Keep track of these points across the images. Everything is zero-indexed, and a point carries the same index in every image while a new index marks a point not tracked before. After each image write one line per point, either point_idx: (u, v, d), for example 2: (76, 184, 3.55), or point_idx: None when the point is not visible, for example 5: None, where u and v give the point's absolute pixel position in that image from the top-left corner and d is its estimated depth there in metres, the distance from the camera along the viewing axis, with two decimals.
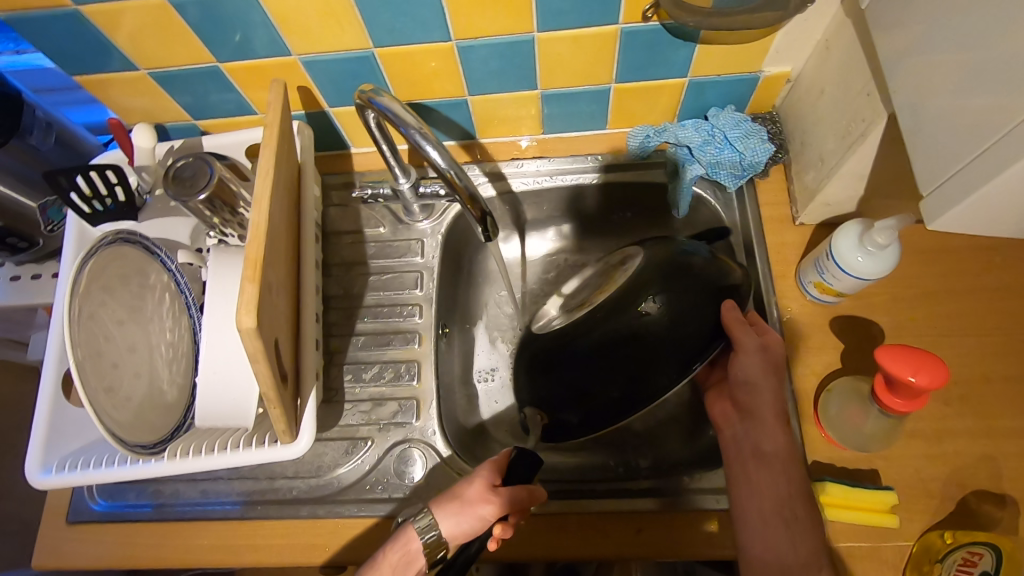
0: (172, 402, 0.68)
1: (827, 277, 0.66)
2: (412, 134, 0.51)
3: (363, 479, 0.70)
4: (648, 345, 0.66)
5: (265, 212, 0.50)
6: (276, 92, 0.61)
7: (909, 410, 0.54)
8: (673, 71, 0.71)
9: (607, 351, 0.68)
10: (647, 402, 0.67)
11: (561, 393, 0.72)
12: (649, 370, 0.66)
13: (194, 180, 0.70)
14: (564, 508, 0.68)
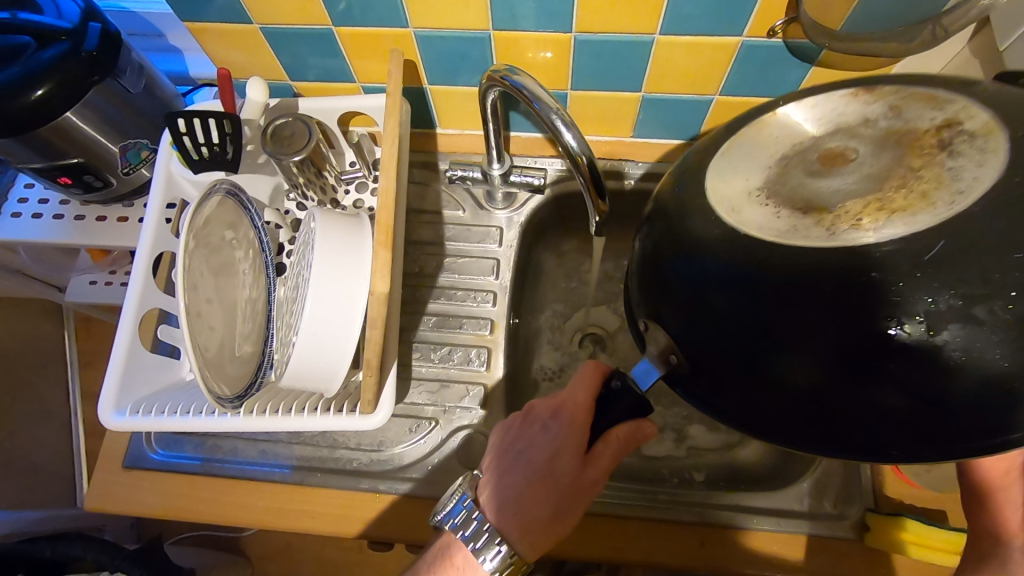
0: (247, 358, 0.68)
1: None
2: (548, 114, 0.52)
3: (425, 459, 0.70)
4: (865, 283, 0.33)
5: (394, 179, 0.50)
6: (395, 61, 0.61)
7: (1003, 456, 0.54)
8: (780, 90, 0.71)
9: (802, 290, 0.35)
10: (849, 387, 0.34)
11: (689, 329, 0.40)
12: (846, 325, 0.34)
13: (294, 140, 0.69)
14: (624, 511, 0.67)
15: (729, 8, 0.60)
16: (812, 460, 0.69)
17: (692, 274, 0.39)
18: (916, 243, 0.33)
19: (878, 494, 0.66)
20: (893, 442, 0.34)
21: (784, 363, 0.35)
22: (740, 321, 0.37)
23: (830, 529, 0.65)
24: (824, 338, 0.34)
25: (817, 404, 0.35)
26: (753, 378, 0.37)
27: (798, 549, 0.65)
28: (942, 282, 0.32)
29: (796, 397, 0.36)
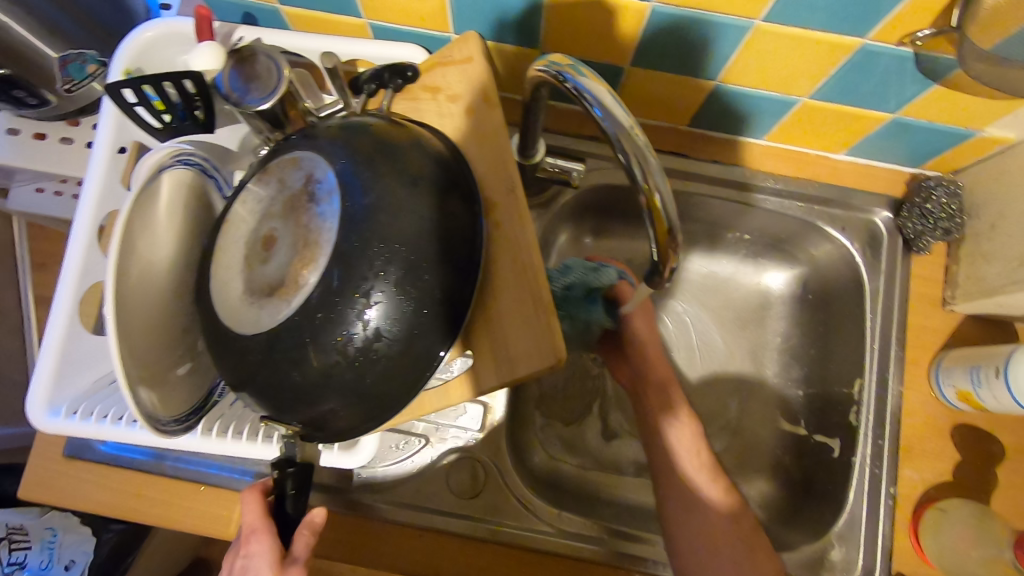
0: (194, 373, 0.52)
1: (981, 392, 0.58)
2: (619, 136, 0.38)
3: (411, 481, 0.63)
4: (396, 346, 0.43)
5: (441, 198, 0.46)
6: (487, 112, 0.52)
7: None
8: (885, 104, 0.58)
9: (378, 355, 0.43)
10: (361, 398, 0.44)
11: (318, 388, 0.43)
12: (408, 362, 0.44)
13: (266, 81, 0.54)
14: (614, 556, 0.62)
15: (861, 5, 0.46)
16: (830, 521, 0.65)
17: (314, 339, 0.42)
18: (346, 266, 0.42)
19: (895, 572, 0.61)
20: (381, 385, 0.44)
21: (385, 360, 0.43)
22: (322, 374, 0.43)
23: None
24: (402, 372, 0.44)
25: (392, 367, 0.43)
26: (349, 400, 0.44)
27: None
28: (414, 258, 0.43)
29: (366, 386, 0.43)
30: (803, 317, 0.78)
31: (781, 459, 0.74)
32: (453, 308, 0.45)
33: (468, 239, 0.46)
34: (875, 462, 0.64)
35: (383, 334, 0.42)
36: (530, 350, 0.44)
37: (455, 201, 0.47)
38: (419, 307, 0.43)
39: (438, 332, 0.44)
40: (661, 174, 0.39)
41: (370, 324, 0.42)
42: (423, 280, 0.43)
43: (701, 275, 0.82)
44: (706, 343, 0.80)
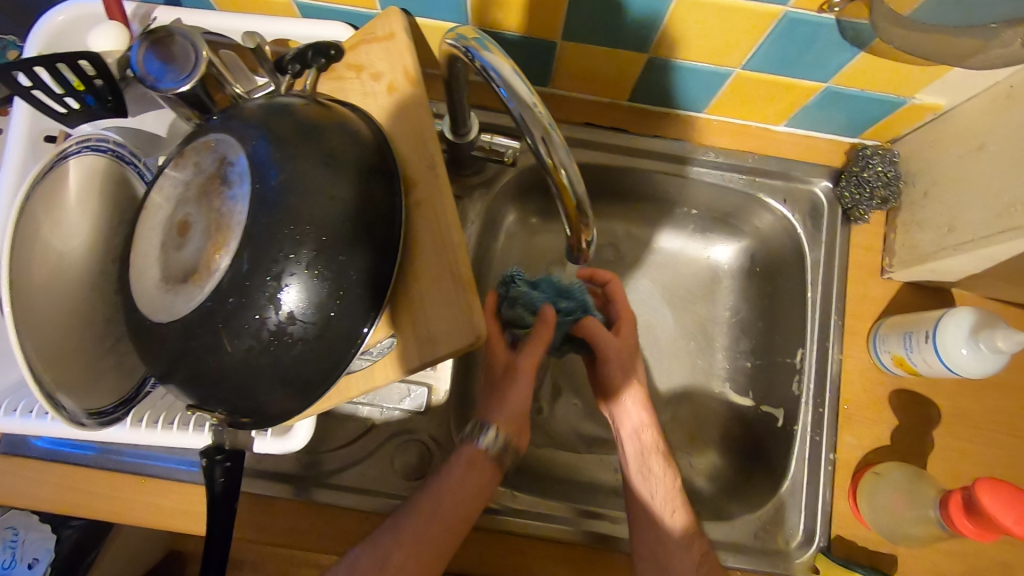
0: (119, 365, 0.51)
1: (914, 356, 0.59)
2: (523, 114, 0.38)
3: (356, 465, 0.63)
4: (313, 329, 0.43)
5: (359, 179, 0.45)
6: (408, 91, 0.51)
7: (977, 538, 0.50)
8: (815, 73, 0.58)
9: (294, 339, 0.42)
10: (282, 382, 0.44)
11: (237, 374, 0.43)
12: (327, 344, 0.44)
13: (183, 61, 0.53)
14: (554, 532, 0.62)
15: None
16: (773, 489, 0.66)
17: (227, 325, 0.41)
18: (256, 250, 0.41)
19: (835, 536, 0.63)
20: (302, 368, 0.44)
21: (302, 343, 0.43)
22: (239, 359, 0.42)
23: (782, 566, 0.62)
24: (322, 355, 0.44)
25: (311, 350, 0.43)
26: (270, 384, 0.44)
27: None
28: (327, 240, 0.42)
29: (284, 370, 0.43)
30: (750, 290, 0.79)
31: (730, 431, 0.75)
32: (372, 288, 0.45)
33: (387, 219, 0.46)
34: (816, 430, 0.66)
35: (297, 317, 0.42)
36: (450, 332, 0.44)
37: (374, 182, 0.46)
38: (335, 289, 0.43)
39: (357, 313, 0.44)
40: (567, 154, 0.38)
41: (284, 307, 0.41)
42: (338, 261, 0.43)
43: (651, 253, 0.82)
44: (646, 325, 0.80)
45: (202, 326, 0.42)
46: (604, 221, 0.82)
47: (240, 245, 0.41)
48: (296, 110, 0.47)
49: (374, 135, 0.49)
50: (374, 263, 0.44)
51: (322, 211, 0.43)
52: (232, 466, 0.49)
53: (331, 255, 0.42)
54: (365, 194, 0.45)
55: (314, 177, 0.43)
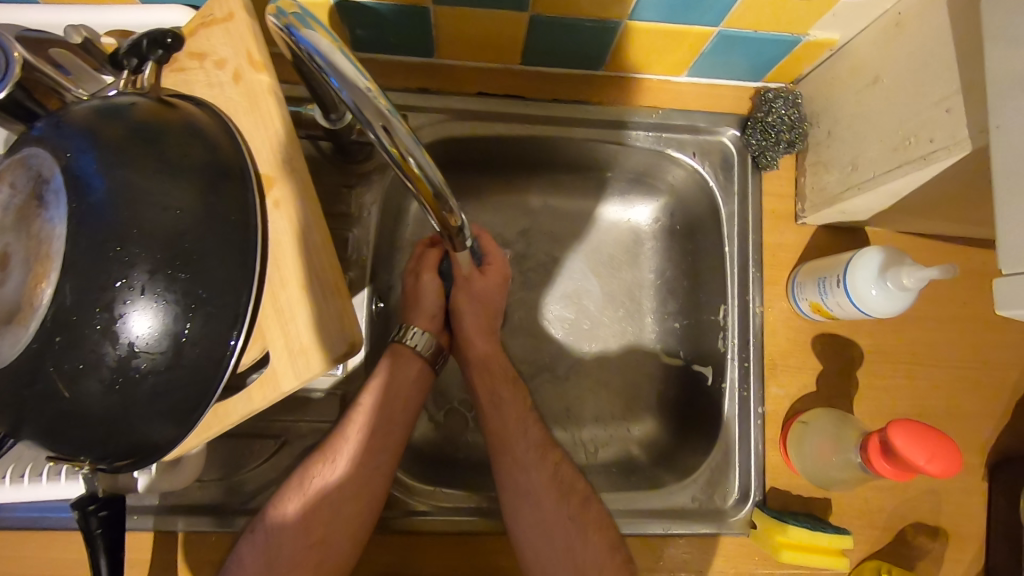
0: None
1: (829, 301, 0.58)
2: (359, 104, 0.33)
3: (272, 485, 0.59)
4: (164, 356, 0.38)
5: (202, 181, 0.40)
6: (253, 78, 0.47)
7: (895, 478, 0.50)
8: (704, 17, 0.55)
9: (144, 369, 0.37)
10: (143, 420, 0.39)
11: (86, 418, 0.37)
12: (187, 369, 0.39)
13: None
14: (490, 525, 0.60)
15: None
16: (708, 448, 0.65)
17: (61, 365, 0.36)
18: (81, 276, 0.36)
19: (769, 488, 0.63)
20: (163, 400, 0.39)
21: (155, 373, 0.38)
22: (84, 403, 0.37)
23: (721, 526, 0.61)
24: (184, 382, 0.39)
25: (167, 381, 0.38)
26: (133, 423, 0.38)
27: (689, 547, 0.61)
28: (166, 254, 0.37)
29: (140, 409, 0.38)
30: (672, 249, 0.77)
31: (665, 394, 0.74)
32: (232, 302, 0.40)
33: (241, 224, 0.41)
34: (744, 384, 0.65)
35: (142, 348, 0.37)
36: (320, 338, 0.41)
37: (221, 185, 0.41)
38: (185, 310, 0.38)
39: (217, 335, 0.39)
40: (417, 146, 0.35)
41: (123, 339, 0.36)
42: (181, 278, 0.38)
43: (571, 221, 0.79)
44: (578, 312, 0.78)
45: (32, 372, 0.36)
46: (518, 193, 0.79)
47: (61, 273, 0.36)
48: (120, 109, 0.41)
49: (218, 128, 0.44)
50: (230, 273, 0.40)
51: (156, 223, 0.37)
52: (109, 514, 0.44)
53: (172, 271, 0.37)
54: (209, 197, 0.40)
55: (143, 185, 0.38)
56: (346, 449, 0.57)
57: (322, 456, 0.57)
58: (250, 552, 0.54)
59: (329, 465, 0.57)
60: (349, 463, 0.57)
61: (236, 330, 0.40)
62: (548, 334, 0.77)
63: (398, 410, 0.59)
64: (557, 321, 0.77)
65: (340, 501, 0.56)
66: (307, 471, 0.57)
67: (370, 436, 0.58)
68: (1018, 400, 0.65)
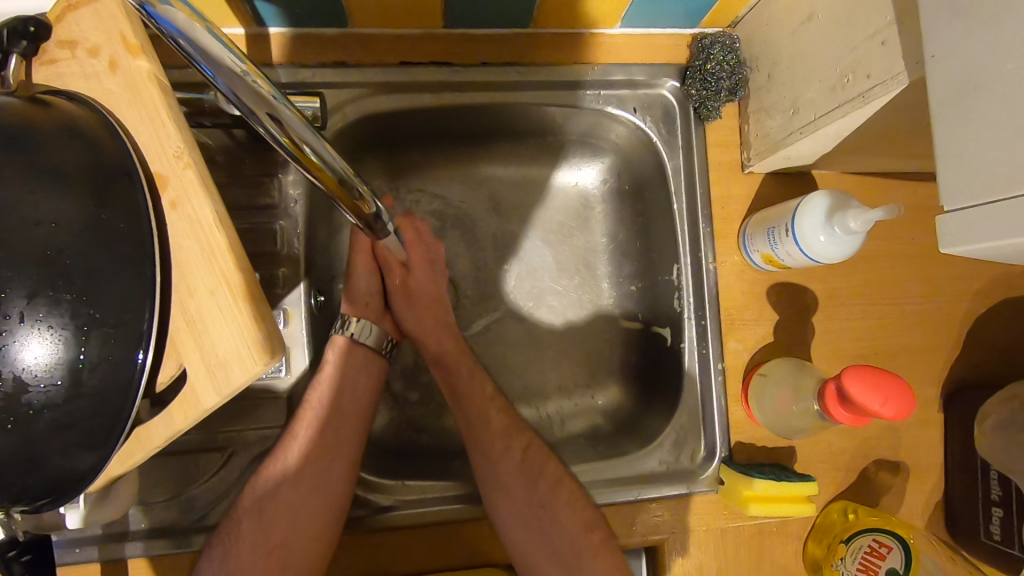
0: None
1: (779, 251, 0.57)
2: (234, 90, 0.30)
3: (224, 499, 0.56)
4: (62, 386, 0.34)
5: (79, 186, 0.35)
6: (131, 64, 0.42)
7: (852, 423, 0.49)
8: None
9: (40, 404, 0.33)
10: (50, 457, 0.35)
11: None
12: (92, 396, 0.35)
13: None
14: (456, 513, 0.59)
15: None
16: (671, 410, 0.65)
17: None
18: None
19: (734, 442, 0.63)
20: (71, 432, 0.35)
21: (54, 405, 0.34)
22: None
23: (690, 485, 0.61)
24: (93, 409, 0.35)
25: (69, 414, 0.34)
26: (37, 464, 0.34)
27: (659, 509, 0.61)
28: (45, 274, 0.33)
29: (42, 447, 0.34)
30: (622, 211, 0.74)
31: (626, 358, 0.73)
32: (134, 314, 0.36)
33: (132, 231, 0.36)
34: (702, 343, 0.64)
35: (31, 383, 0.33)
36: (238, 349, 0.37)
37: (102, 189, 0.36)
38: (77, 334, 0.34)
39: (121, 357, 0.35)
40: (310, 134, 0.33)
41: (5, 375, 0.32)
42: (68, 299, 0.33)
43: (516, 191, 0.76)
44: (534, 279, 0.75)
45: None
46: (458, 167, 0.75)
47: None
48: None
49: (93, 125, 0.38)
50: (128, 285, 0.36)
51: (27, 240, 0.32)
52: (33, 558, 0.41)
53: (54, 293, 0.33)
54: (90, 206, 0.35)
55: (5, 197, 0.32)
56: (299, 453, 0.56)
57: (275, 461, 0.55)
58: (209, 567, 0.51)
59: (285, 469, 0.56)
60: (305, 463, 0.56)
61: (142, 348, 0.36)
62: (505, 304, 0.75)
63: (349, 405, 0.60)
64: (513, 288, 0.75)
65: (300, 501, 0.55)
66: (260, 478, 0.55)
67: (322, 435, 0.57)
68: (969, 330, 0.66)
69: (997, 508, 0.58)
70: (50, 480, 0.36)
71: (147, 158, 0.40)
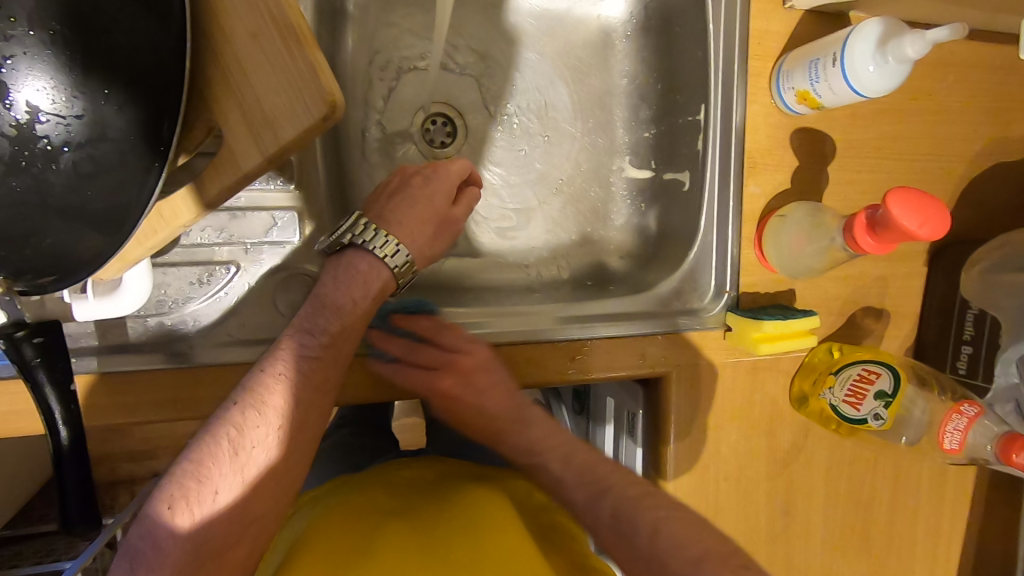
0: None
1: (820, 87, 0.56)
2: None
3: (229, 317, 0.52)
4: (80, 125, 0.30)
5: None
6: None
7: (875, 252, 0.51)
8: None
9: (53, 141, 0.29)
10: (78, 212, 0.31)
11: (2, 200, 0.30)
12: (116, 142, 0.31)
13: None
14: (469, 339, 0.58)
15: None
16: (684, 252, 0.66)
17: None
18: None
19: (744, 284, 0.64)
20: (98, 185, 0.31)
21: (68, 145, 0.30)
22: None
23: (698, 321, 0.64)
24: (116, 164, 0.31)
25: (91, 160, 0.30)
26: (62, 214, 0.31)
27: (666, 344, 0.63)
28: None
29: (63, 197, 0.30)
30: (647, 46, 0.70)
31: (638, 206, 0.72)
32: (153, 64, 0.31)
33: None
34: (722, 185, 0.64)
35: (46, 112, 0.29)
36: (291, 106, 0.32)
37: None
38: (96, 65, 0.29)
39: (145, 107, 0.31)
40: None
41: (14, 97, 0.28)
42: (79, 16, 0.29)
43: (536, 17, 0.70)
44: (542, 105, 0.71)
45: None
46: None
47: None
48: None
49: None
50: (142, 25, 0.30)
51: None
52: (46, 342, 0.37)
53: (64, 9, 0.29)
54: None
55: None
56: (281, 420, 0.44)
57: (261, 410, 0.44)
58: (176, 534, 0.39)
59: (274, 428, 0.44)
60: (302, 427, 0.45)
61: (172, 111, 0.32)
62: (516, 133, 0.71)
63: (344, 353, 0.49)
64: (524, 111, 0.71)
65: (291, 466, 0.44)
66: (239, 434, 0.43)
67: (319, 387, 0.47)
68: (964, 189, 0.68)
69: (966, 346, 0.63)
70: (74, 252, 0.33)
71: None
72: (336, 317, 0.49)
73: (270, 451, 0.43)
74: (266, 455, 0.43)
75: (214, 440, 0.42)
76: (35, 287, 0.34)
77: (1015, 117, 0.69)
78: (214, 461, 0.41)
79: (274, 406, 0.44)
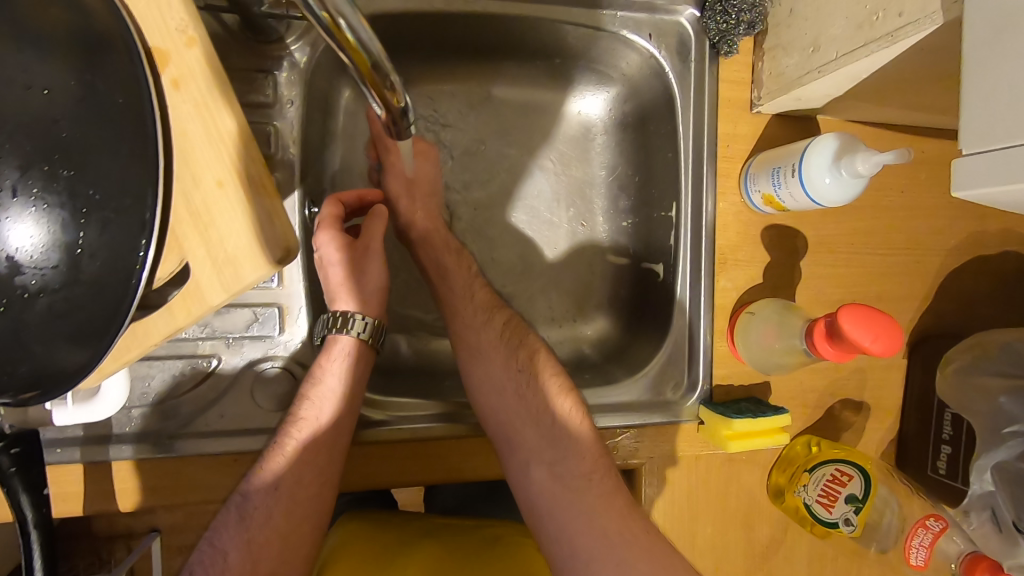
0: None
1: (782, 193, 0.58)
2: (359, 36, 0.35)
3: (211, 407, 0.54)
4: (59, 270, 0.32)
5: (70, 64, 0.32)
6: None
7: (834, 360, 0.52)
8: None
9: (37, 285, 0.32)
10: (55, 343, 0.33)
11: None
12: (91, 281, 0.33)
13: None
14: (443, 430, 0.60)
15: None
16: (659, 343, 0.67)
17: None
18: None
19: (717, 376, 0.65)
20: (74, 318, 0.33)
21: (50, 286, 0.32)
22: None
23: (671, 413, 0.64)
24: (91, 300, 0.33)
25: (67, 301, 0.32)
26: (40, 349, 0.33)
27: (639, 436, 0.64)
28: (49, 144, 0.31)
29: (36, 334, 0.32)
30: (627, 141, 0.73)
31: (617, 292, 0.74)
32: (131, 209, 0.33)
33: (132, 110, 0.33)
34: (694, 280, 0.65)
35: (30, 256, 0.31)
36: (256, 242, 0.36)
37: (99, 60, 0.33)
38: (75, 217, 0.32)
39: (122, 248, 0.33)
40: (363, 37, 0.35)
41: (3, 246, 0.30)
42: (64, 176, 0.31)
43: (521, 112, 0.74)
44: (523, 192, 0.74)
45: None
46: (462, 82, 0.72)
47: None
48: None
49: None
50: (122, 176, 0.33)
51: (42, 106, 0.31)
52: (22, 451, 0.41)
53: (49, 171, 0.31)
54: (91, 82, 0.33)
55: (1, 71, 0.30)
56: (280, 483, 0.50)
57: (258, 476, 0.50)
58: None
59: (268, 490, 0.50)
60: (285, 512, 0.49)
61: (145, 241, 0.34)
62: (496, 219, 0.73)
63: (342, 415, 0.53)
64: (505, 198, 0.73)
65: (286, 530, 0.49)
66: (243, 500, 0.50)
67: (306, 451, 0.51)
68: (941, 283, 0.69)
69: (946, 445, 0.62)
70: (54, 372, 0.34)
71: (145, 32, 0.37)
72: (320, 388, 0.53)
73: (267, 513, 0.49)
74: (265, 516, 0.49)
75: (228, 506, 0.50)
76: (16, 400, 0.36)
77: (991, 212, 0.70)
78: (222, 527, 0.49)
79: (268, 471, 0.50)
